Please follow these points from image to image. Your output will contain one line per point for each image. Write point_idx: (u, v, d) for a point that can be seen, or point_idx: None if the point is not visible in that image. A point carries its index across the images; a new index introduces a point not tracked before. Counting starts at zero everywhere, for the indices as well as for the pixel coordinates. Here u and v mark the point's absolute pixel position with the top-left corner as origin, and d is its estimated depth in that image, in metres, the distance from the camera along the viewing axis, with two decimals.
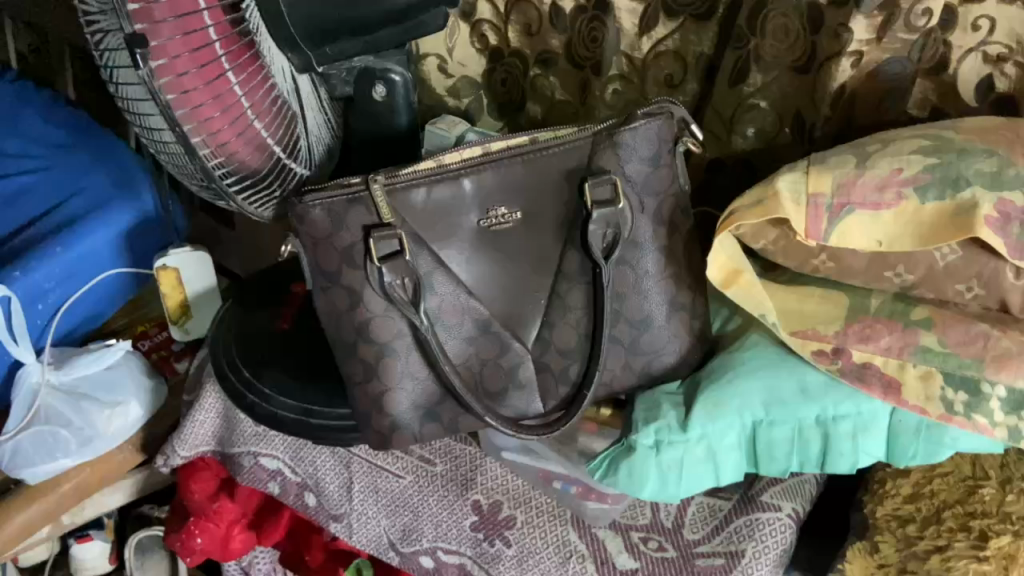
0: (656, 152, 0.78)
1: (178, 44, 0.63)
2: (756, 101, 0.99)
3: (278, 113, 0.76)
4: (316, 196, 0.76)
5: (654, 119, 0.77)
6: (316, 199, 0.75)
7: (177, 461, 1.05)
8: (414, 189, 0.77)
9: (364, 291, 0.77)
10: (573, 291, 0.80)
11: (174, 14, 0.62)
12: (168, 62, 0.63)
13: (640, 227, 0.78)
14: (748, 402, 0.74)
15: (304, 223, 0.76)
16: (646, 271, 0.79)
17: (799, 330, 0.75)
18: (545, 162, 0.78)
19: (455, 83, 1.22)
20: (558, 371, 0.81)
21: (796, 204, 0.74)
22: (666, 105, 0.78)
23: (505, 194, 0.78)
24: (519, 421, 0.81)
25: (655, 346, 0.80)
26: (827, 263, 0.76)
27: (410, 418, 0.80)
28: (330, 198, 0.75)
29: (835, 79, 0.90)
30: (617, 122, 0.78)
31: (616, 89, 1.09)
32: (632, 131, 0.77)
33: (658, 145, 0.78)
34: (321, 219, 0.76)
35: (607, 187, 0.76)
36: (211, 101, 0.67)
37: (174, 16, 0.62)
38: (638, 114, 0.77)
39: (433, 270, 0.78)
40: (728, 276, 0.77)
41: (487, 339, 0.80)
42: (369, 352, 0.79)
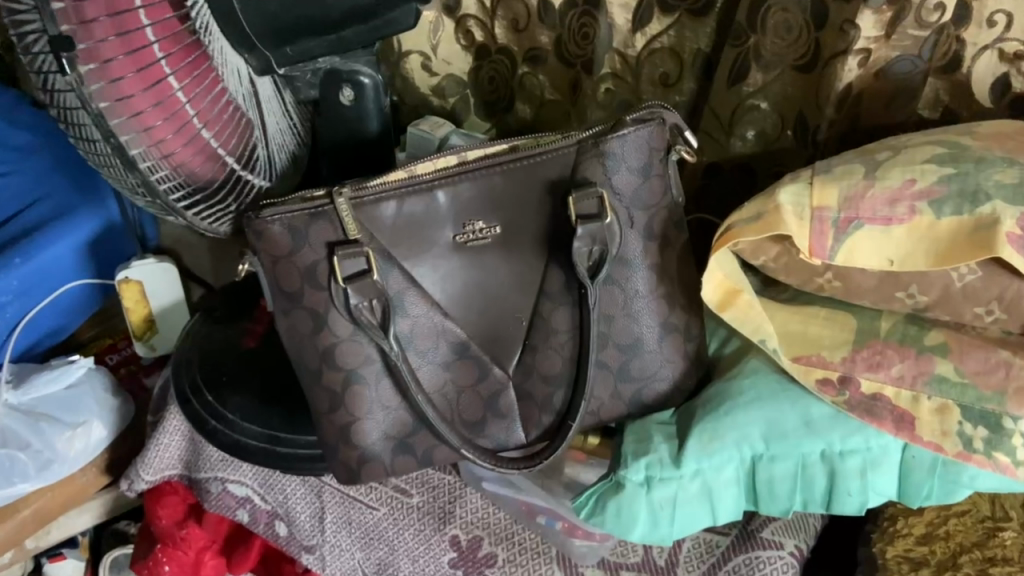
0: (647, 162, 0.72)
1: (113, 46, 0.57)
2: (757, 102, 0.93)
3: (231, 122, 0.70)
4: (275, 211, 0.69)
5: (645, 125, 0.71)
6: (275, 214, 0.69)
7: (141, 486, 0.99)
8: (383, 202, 0.70)
9: (329, 313, 0.71)
10: (557, 311, 0.74)
11: (109, 12, 0.56)
12: (101, 66, 0.57)
13: (629, 243, 0.72)
14: (747, 434, 0.68)
15: (263, 240, 0.70)
16: (637, 291, 0.72)
17: (801, 356, 0.69)
18: (526, 173, 0.72)
19: (439, 81, 1.15)
20: (541, 399, 0.75)
21: (799, 219, 0.67)
22: (657, 111, 0.72)
23: (482, 207, 0.72)
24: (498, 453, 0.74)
25: (646, 372, 0.74)
26: (832, 282, 0.70)
27: (381, 451, 0.74)
28: (290, 212, 0.69)
29: (841, 79, 0.83)
30: (603, 129, 0.72)
31: (608, 88, 1.02)
32: (621, 139, 0.70)
33: (649, 154, 0.71)
34: (280, 236, 0.69)
35: (593, 201, 0.69)
36: (152, 108, 0.61)
37: (109, 14, 0.56)
38: (627, 120, 0.71)
39: (405, 290, 0.72)
40: (725, 297, 0.70)
41: (464, 364, 0.75)
42: (336, 379, 0.72)
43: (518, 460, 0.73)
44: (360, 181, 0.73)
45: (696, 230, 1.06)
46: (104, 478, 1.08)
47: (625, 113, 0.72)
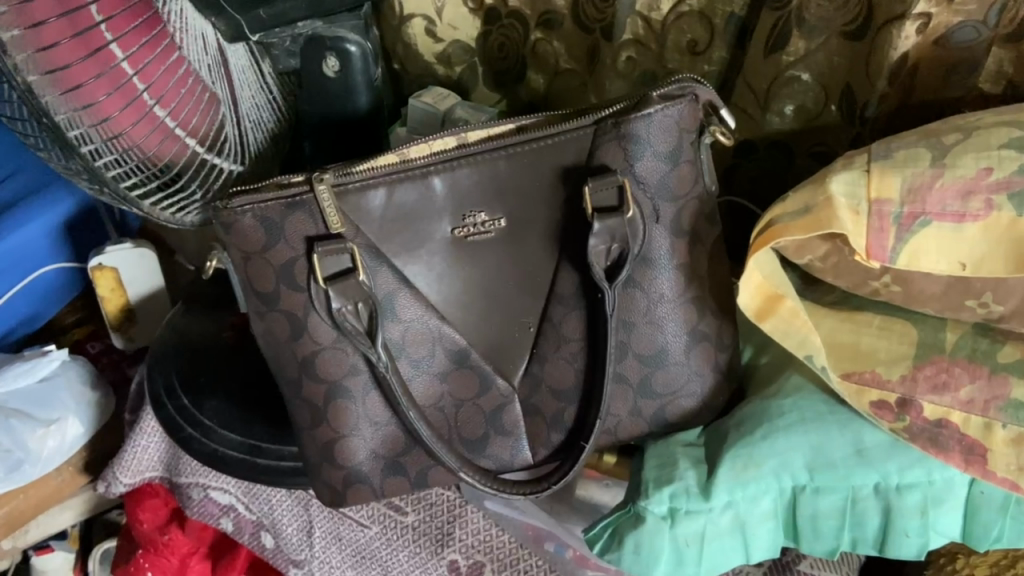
0: (676, 146, 0.62)
1: (45, 5, 0.47)
2: (797, 73, 0.82)
3: (190, 96, 0.60)
4: (246, 200, 0.60)
5: (675, 103, 0.61)
6: (245, 203, 0.60)
7: (119, 489, 0.90)
8: (369, 190, 0.61)
9: (308, 317, 0.62)
10: (569, 317, 0.65)
11: None
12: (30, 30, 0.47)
13: (655, 241, 0.62)
14: (789, 461, 0.59)
15: (234, 234, 0.61)
16: (661, 295, 0.63)
17: (852, 373, 0.60)
18: (535, 157, 0.62)
19: (445, 48, 1.04)
20: (551, 416, 0.66)
21: (855, 214, 0.58)
22: (690, 85, 0.61)
23: (483, 197, 0.63)
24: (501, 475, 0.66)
25: (671, 387, 0.65)
26: (890, 287, 0.60)
27: (369, 472, 0.66)
28: (264, 204, 0.60)
29: (896, 47, 0.73)
30: (626, 106, 0.62)
31: (630, 57, 0.92)
32: (646, 120, 0.60)
33: (678, 136, 0.61)
34: (251, 229, 0.60)
35: (613, 191, 0.60)
36: (94, 81, 0.51)
37: None
38: (654, 96, 0.61)
39: (396, 291, 0.63)
40: (766, 304, 0.61)
41: (463, 374, 0.66)
42: (319, 392, 0.64)
43: (526, 483, 0.64)
44: (346, 165, 0.63)
45: (725, 215, 0.96)
46: (82, 477, 1.00)
47: (653, 87, 0.61)
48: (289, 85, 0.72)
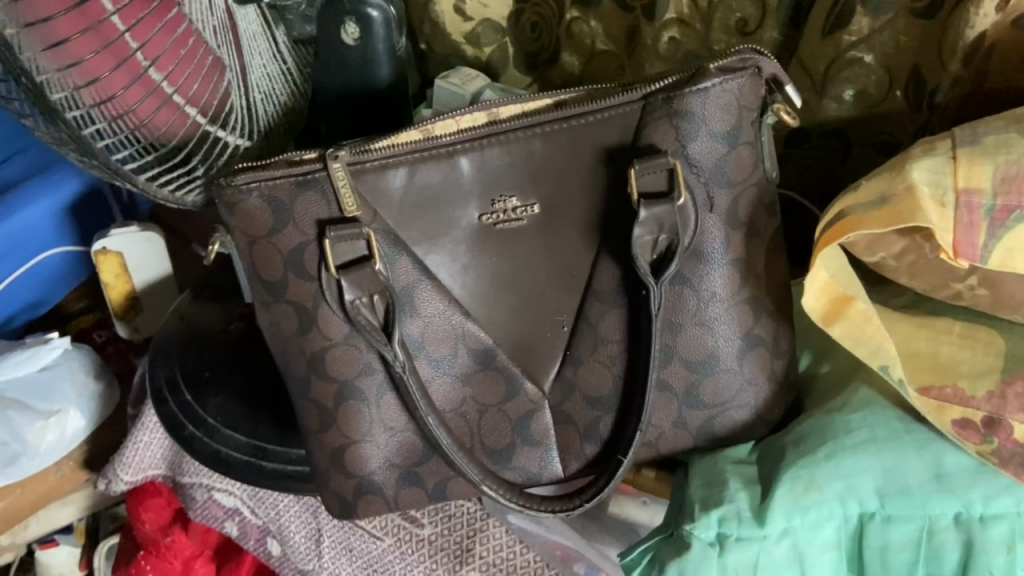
0: (735, 126, 0.55)
1: None
2: (859, 54, 0.75)
3: (191, 59, 0.53)
4: (252, 177, 0.54)
5: (734, 77, 0.54)
6: (252, 180, 0.54)
7: (120, 486, 0.84)
8: (389, 170, 0.55)
9: (319, 310, 0.56)
10: (607, 316, 0.58)
11: None
12: None
13: (707, 232, 0.55)
14: (856, 485, 0.51)
15: (236, 214, 0.55)
16: (712, 294, 0.56)
17: (931, 388, 0.53)
18: (574, 136, 0.55)
19: (474, 28, 0.97)
20: (584, 425, 0.60)
21: (940, 205, 0.51)
22: (752, 56, 0.54)
23: (515, 178, 0.56)
24: (527, 490, 0.59)
25: (721, 398, 0.58)
26: (976, 290, 0.53)
27: (382, 482, 0.59)
28: (273, 182, 0.54)
29: (972, 25, 0.66)
30: (678, 79, 0.55)
31: (672, 37, 0.84)
32: (702, 95, 0.53)
33: (737, 115, 0.54)
34: (255, 208, 0.54)
35: (662, 174, 0.53)
36: (81, 36, 0.45)
37: None
38: (711, 69, 0.54)
39: (415, 282, 0.57)
40: (833, 306, 0.54)
41: (489, 376, 0.60)
42: (329, 393, 0.58)
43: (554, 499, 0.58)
44: (363, 141, 0.57)
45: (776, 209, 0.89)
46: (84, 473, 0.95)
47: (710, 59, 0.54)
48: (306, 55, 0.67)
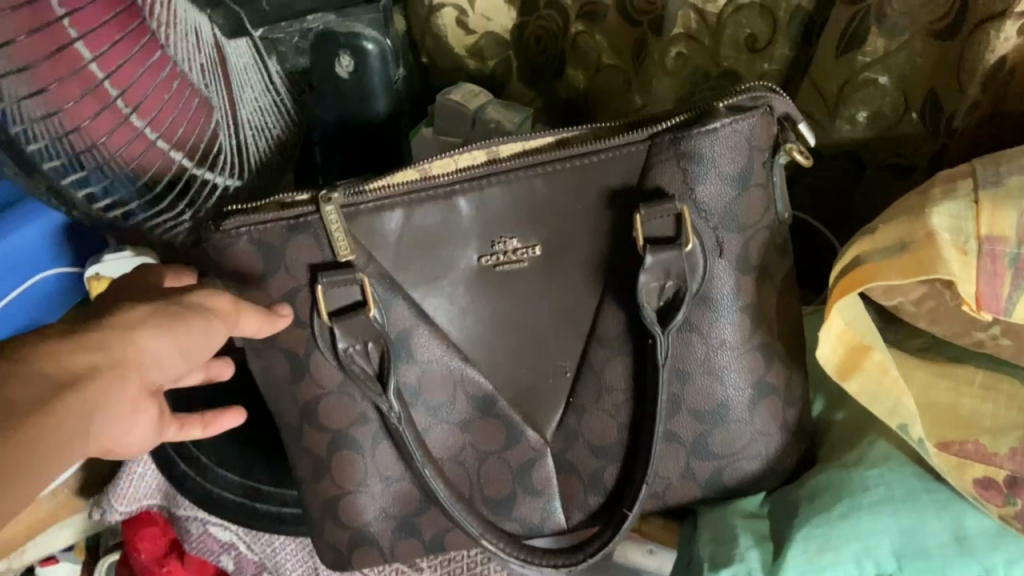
0: (746, 168, 0.52)
1: None
2: (874, 75, 0.72)
3: (176, 104, 0.51)
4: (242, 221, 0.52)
5: (746, 118, 0.51)
6: (240, 224, 0.51)
7: (113, 517, 0.81)
8: (385, 213, 0.53)
9: (311, 356, 0.54)
10: (611, 364, 0.56)
11: None
12: None
13: (716, 278, 0.53)
14: (873, 547, 0.49)
15: (225, 257, 0.52)
16: (722, 342, 0.54)
17: (951, 443, 0.51)
18: (578, 176, 0.53)
19: (478, 41, 0.94)
20: (588, 475, 0.57)
21: (962, 253, 0.48)
22: (764, 95, 0.52)
23: (516, 219, 0.54)
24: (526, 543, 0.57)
25: (732, 448, 0.56)
26: (999, 340, 0.51)
27: (378, 532, 0.58)
28: (264, 226, 0.52)
29: (992, 49, 0.63)
30: (686, 119, 0.52)
31: (679, 53, 0.81)
32: (712, 136, 0.50)
33: (748, 156, 0.52)
34: (247, 251, 0.52)
35: (668, 219, 0.51)
36: (60, 85, 0.43)
37: None
38: (720, 108, 0.51)
39: (413, 327, 0.55)
40: (850, 357, 0.51)
41: (489, 423, 0.58)
42: (323, 441, 0.56)
43: (556, 553, 0.55)
44: (357, 181, 0.54)
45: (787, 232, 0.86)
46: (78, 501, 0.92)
47: (719, 98, 0.52)
48: (299, 109, 0.64)
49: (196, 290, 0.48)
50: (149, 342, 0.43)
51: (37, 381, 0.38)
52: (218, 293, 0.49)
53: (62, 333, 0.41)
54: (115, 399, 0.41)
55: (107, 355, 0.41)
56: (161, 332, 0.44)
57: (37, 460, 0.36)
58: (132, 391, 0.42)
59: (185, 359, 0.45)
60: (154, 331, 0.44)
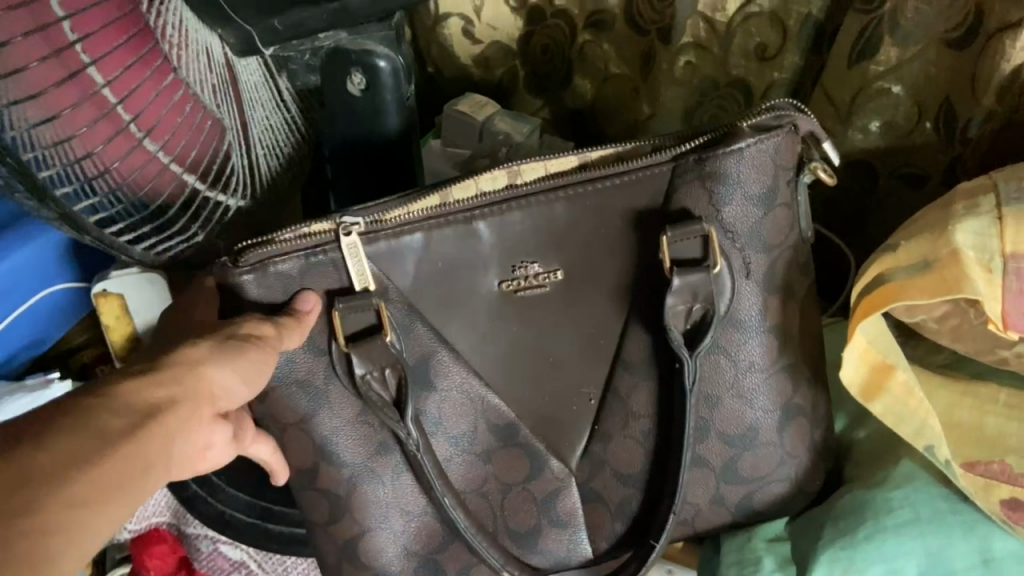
0: (772, 187, 0.52)
1: (13, 20, 0.38)
2: (887, 85, 0.71)
3: (188, 125, 0.52)
4: (255, 256, 0.50)
5: (772, 136, 0.50)
6: (255, 260, 0.50)
7: (123, 535, 0.79)
8: (404, 238, 0.51)
9: (329, 387, 0.53)
10: (637, 391, 0.55)
11: None
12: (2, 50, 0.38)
13: (743, 300, 0.52)
14: (897, 570, 0.48)
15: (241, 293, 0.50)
16: (750, 363, 0.53)
17: (976, 463, 0.50)
18: (601, 199, 0.52)
19: (483, 50, 0.93)
20: (615, 504, 0.58)
21: (987, 271, 0.47)
22: (789, 114, 0.51)
23: (538, 244, 0.53)
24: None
25: (761, 471, 0.55)
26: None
27: (398, 571, 0.57)
28: (285, 258, 0.50)
29: (1007, 59, 0.62)
30: (710, 138, 0.52)
31: (688, 62, 0.81)
32: (737, 156, 0.50)
33: (774, 176, 0.51)
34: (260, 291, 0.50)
35: (695, 241, 0.50)
36: (72, 110, 0.43)
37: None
38: (745, 127, 0.50)
39: (434, 350, 0.54)
40: (873, 378, 0.51)
41: (511, 453, 0.57)
42: (338, 479, 0.55)
43: None
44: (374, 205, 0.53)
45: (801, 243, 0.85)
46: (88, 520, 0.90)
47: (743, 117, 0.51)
48: (304, 110, 0.63)
49: (242, 319, 0.48)
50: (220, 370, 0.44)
51: (125, 411, 0.38)
52: (260, 320, 0.48)
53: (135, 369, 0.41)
54: (194, 427, 0.41)
55: (183, 390, 0.42)
56: (226, 364, 0.45)
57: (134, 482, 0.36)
58: (206, 418, 0.43)
59: (247, 388, 0.47)
60: (219, 362, 0.45)
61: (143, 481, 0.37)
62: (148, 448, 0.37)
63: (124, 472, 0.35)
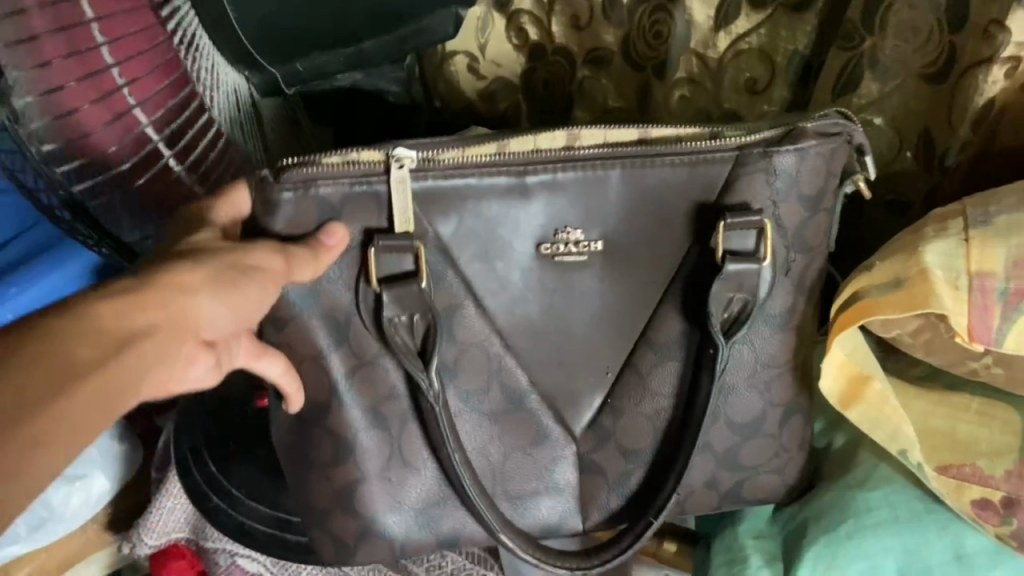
0: (820, 192, 0.57)
1: (52, 46, 0.49)
2: (869, 116, 0.76)
3: (206, 149, 0.62)
4: (303, 175, 0.53)
5: (831, 140, 0.56)
6: (298, 180, 0.53)
7: (143, 551, 0.82)
8: (453, 180, 0.55)
9: (349, 324, 0.57)
10: (660, 368, 0.60)
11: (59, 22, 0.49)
12: (49, 76, 0.49)
13: (774, 296, 0.58)
14: (878, 566, 0.53)
15: (275, 225, 0.54)
16: (765, 352, 0.58)
17: (950, 466, 0.54)
18: (656, 175, 0.56)
19: (488, 86, 0.98)
20: (614, 476, 0.61)
21: (954, 288, 0.52)
22: (848, 125, 0.56)
23: (584, 214, 0.57)
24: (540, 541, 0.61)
25: (757, 459, 0.60)
26: (992, 368, 0.54)
27: (393, 519, 0.61)
28: (328, 183, 0.53)
29: (982, 92, 0.67)
30: (777, 134, 0.56)
31: (682, 96, 0.85)
32: (800, 153, 0.55)
33: (825, 180, 0.57)
34: (292, 219, 0.54)
35: (751, 233, 0.55)
36: (104, 128, 0.53)
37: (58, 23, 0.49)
38: (808, 127, 0.55)
39: (460, 303, 0.58)
40: (851, 389, 0.55)
41: (519, 415, 0.61)
42: (347, 423, 0.59)
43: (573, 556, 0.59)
44: (430, 144, 0.57)
45: None
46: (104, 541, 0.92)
47: (806, 120, 0.56)
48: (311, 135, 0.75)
49: (253, 249, 0.51)
50: (206, 299, 0.47)
51: (103, 339, 0.41)
52: (273, 252, 0.51)
53: (122, 287, 0.44)
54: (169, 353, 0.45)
55: (166, 315, 0.45)
56: (214, 295, 0.48)
57: (100, 409, 0.40)
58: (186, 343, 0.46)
59: (235, 318, 0.50)
60: (211, 295, 0.48)
61: (112, 405, 0.41)
62: (116, 375, 0.41)
63: (92, 403, 0.39)
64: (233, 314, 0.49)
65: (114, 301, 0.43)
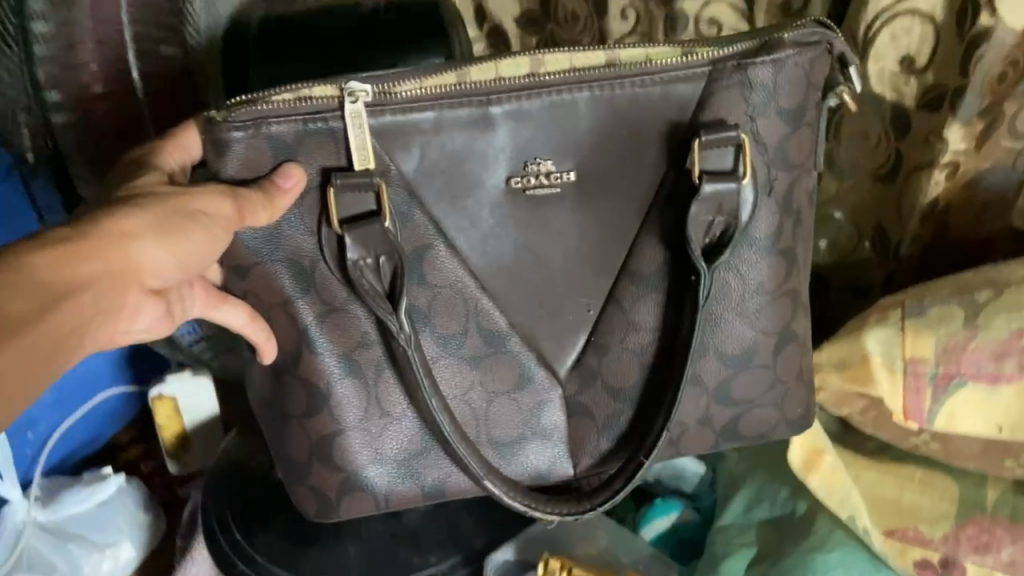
0: (801, 105, 0.62)
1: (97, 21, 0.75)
2: (830, 211, 0.87)
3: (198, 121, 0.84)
4: (273, 114, 0.59)
5: (808, 50, 0.60)
6: (246, 119, 0.58)
7: None
8: (412, 112, 0.60)
9: (315, 269, 0.62)
10: (642, 302, 0.65)
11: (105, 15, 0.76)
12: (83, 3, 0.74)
13: (761, 219, 0.62)
14: None
15: (227, 167, 0.60)
16: (757, 282, 0.63)
17: (896, 530, 0.63)
18: (632, 100, 0.61)
19: None
20: (602, 418, 0.67)
21: (891, 371, 0.61)
22: (824, 33, 0.61)
23: (553, 145, 0.61)
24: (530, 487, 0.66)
25: (751, 393, 0.65)
26: (930, 443, 0.63)
27: (373, 471, 0.67)
28: (280, 120, 0.59)
29: (926, 193, 0.77)
30: (749, 47, 0.61)
31: None
32: (778, 63, 0.60)
33: (807, 92, 0.61)
34: (245, 158, 0.59)
35: (729, 151, 0.60)
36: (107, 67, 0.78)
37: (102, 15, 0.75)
38: (785, 40, 0.60)
39: (431, 243, 0.63)
40: (809, 460, 0.67)
41: (499, 359, 0.66)
42: (320, 372, 0.65)
43: (556, 502, 0.65)
44: (390, 76, 0.61)
45: None
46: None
47: (783, 31, 0.61)
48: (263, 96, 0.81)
49: (199, 193, 0.57)
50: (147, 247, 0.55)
51: (45, 288, 0.49)
52: (219, 197, 0.57)
53: (61, 236, 0.51)
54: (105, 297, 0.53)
55: (105, 261, 0.52)
56: (157, 242, 0.55)
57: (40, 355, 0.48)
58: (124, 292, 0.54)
59: (179, 262, 0.57)
60: (153, 239, 0.55)
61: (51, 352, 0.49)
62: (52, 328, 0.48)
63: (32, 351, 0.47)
64: (177, 261, 0.57)
65: (58, 252, 0.50)
